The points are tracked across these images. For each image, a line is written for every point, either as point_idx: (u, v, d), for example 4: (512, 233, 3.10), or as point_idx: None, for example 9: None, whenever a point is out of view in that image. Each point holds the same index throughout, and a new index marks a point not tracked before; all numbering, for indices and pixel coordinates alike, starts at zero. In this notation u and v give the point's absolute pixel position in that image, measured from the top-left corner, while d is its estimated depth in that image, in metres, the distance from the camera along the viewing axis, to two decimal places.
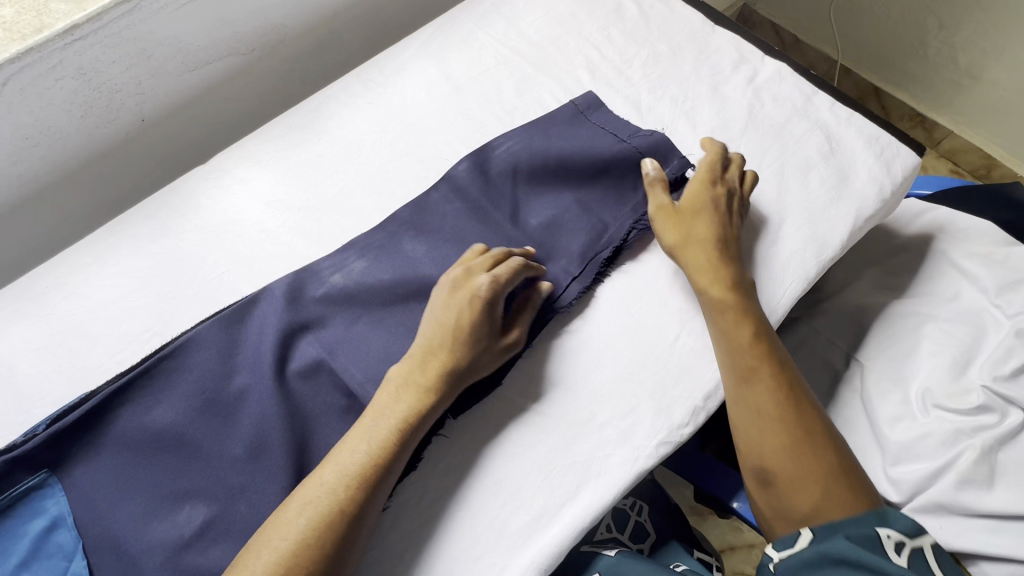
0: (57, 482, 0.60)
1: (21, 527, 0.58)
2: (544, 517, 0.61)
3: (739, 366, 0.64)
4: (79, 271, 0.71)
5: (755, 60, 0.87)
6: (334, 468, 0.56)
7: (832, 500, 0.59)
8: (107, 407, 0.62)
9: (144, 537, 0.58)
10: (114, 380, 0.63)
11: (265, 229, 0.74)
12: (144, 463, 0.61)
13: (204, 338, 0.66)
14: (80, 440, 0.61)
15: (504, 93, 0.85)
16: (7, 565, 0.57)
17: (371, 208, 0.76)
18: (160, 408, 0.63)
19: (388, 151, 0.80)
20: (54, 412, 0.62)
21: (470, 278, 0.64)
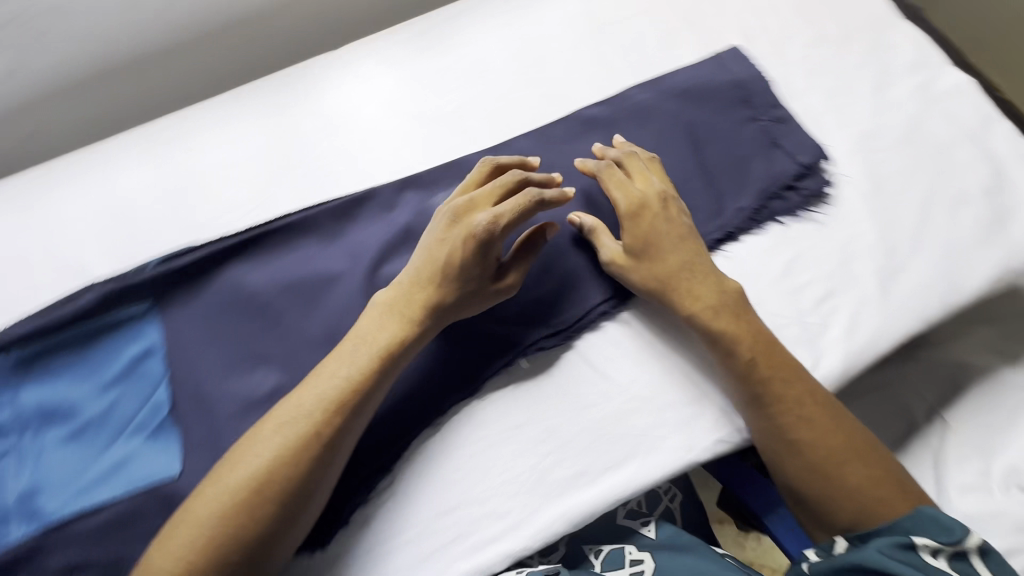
0: (156, 317, 0.64)
1: (119, 348, 0.63)
2: (585, 477, 0.61)
3: (751, 388, 0.60)
4: (202, 130, 0.74)
5: (934, 67, 0.77)
6: (283, 409, 0.55)
7: (873, 506, 0.56)
8: (213, 259, 0.66)
9: (221, 385, 0.62)
10: (226, 237, 0.66)
11: (377, 129, 0.74)
12: (231, 320, 0.65)
13: (307, 220, 0.68)
14: (183, 284, 0.65)
15: (646, 44, 0.79)
16: (101, 377, 0.62)
17: (484, 133, 0.74)
18: (254, 275, 0.66)
19: (513, 79, 0.77)
20: (164, 254, 0.66)
21: (467, 210, 0.62)
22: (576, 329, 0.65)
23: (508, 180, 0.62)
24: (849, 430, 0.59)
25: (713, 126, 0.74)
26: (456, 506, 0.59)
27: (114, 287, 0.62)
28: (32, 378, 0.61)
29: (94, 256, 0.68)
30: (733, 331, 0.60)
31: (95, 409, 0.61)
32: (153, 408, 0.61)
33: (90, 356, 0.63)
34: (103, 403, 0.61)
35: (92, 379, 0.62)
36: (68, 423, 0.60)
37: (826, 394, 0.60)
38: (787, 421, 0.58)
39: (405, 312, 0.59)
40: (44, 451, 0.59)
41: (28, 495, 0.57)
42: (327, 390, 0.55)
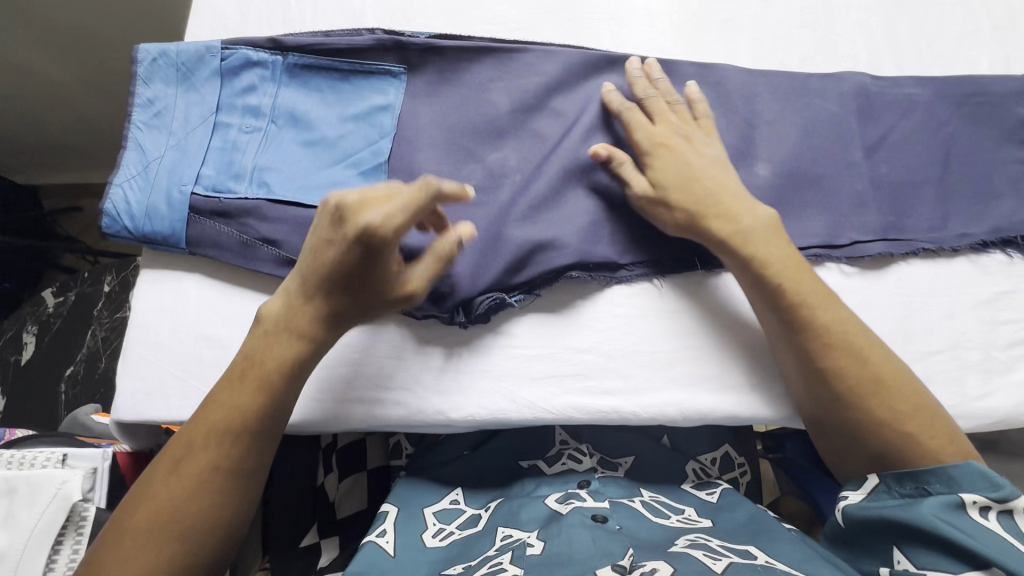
0: (404, 80, 0.70)
1: (367, 92, 0.70)
2: (712, 383, 0.62)
3: (782, 307, 0.57)
4: None
5: None
6: (288, 309, 0.55)
7: (901, 445, 0.53)
8: (471, 53, 0.70)
9: (433, 162, 0.68)
10: (487, 42, 0.71)
11: (650, 6, 0.75)
12: (463, 110, 0.69)
13: (561, 55, 0.71)
14: (437, 63, 0.70)
15: (942, 35, 0.75)
16: (345, 110, 0.70)
17: (745, 52, 0.75)
18: (495, 81, 0.70)
19: (795, 15, 0.76)
20: (432, 32, 0.72)
21: (361, 207, 0.51)
22: None
23: (413, 199, 0.50)
24: (877, 363, 0.55)
25: (973, 139, 0.71)
26: (590, 349, 0.63)
27: (390, 38, 0.69)
28: (293, 83, 0.70)
29: (371, 11, 0.75)
30: (773, 260, 0.59)
31: (332, 133, 0.69)
32: (375, 152, 0.68)
33: (343, 88, 0.70)
34: (339, 130, 0.69)
35: (338, 108, 0.70)
36: (307, 133, 0.69)
37: (832, 303, 0.58)
38: (815, 349, 0.56)
39: (351, 272, 0.53)
40: (282, 145, 0.68)
41: (259, 170, 0.65)
42: (320, 289, 0.54)
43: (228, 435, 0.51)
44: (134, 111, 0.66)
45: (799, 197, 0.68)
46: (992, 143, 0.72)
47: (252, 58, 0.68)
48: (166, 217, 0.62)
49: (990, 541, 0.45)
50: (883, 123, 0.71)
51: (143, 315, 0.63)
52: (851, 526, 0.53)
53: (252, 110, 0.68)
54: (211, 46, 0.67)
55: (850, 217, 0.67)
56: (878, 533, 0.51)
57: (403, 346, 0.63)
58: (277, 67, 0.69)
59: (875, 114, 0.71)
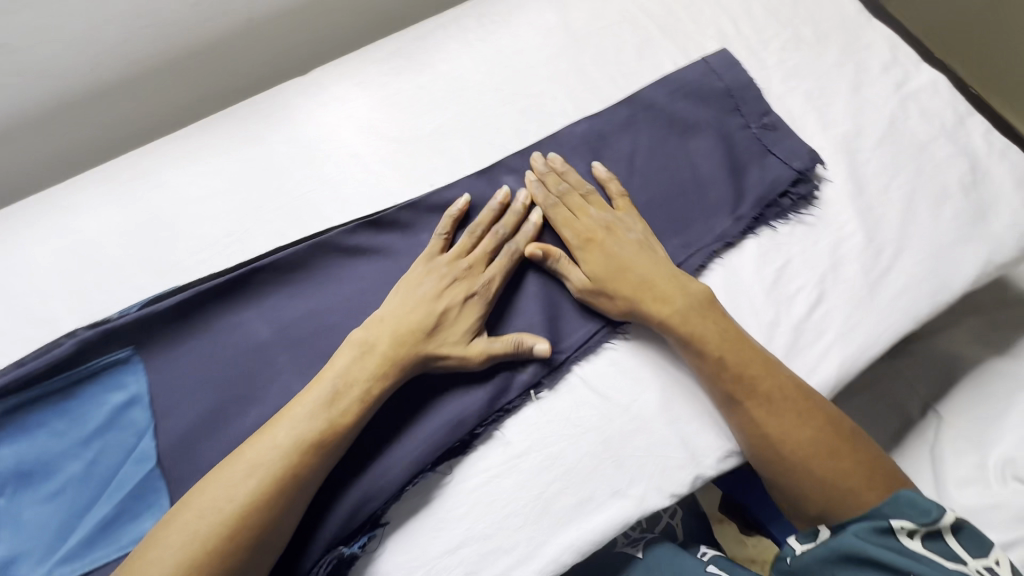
0: (139, 362, 0.62)
1: (102, 396, 0.61)
2: (593, 503, 0.59)
3: (727, 391, 0.60)
4: (171, 163, 0.70)
5: (909, 64, 0.78)
6: (331, 382, 0.57)
7: (842, 496, 0.56)
8: (204, 299, 0.63)
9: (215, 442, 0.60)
10: (221, 277, 0.63)
11: (356, 155, 0.71)
12: (221, 364, 0.62)
13: (299, 260, 0.66)
14: (168, 327, 0.62)
15: (624, 54, 0.78)
16: (83, 430, 0.60)
17: (466, 153, 0.73)
18: (243, 319, 0.64)
19: (493, 96, 0.75)
20: (146, 297, 0.63)
21: (470, 273, 0.64)
22: (575, 355, 0.64)
23: (486, 216, 0.66)
24: (828, 440, 0.58)
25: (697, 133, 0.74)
26: (464, 543, 0.57)
27: (95, 333, 0.60)
28: (5, 435, 0.59)
29: (61, 306, 0.64)
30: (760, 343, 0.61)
31: (79, 463, 0.59)
32: (139, 459, 0.59)
33: (70, 405, 0.60)
34: (86, 457, 0.59)
35: (74, 432, 0.60)
36: (48, 481, 0.58)
37: (773, 374, 0.60)
38: (755, 415, 0.59)
39: (417, 316, 0.61)
40: (23, 513, 0.57)
41: (8, 565, 0.55)
42: (385, 346, 0.59)
43: (228, 503, 0.50)
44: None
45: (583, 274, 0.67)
46: (719, 122, 0.75)
47: None
48: None
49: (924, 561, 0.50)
50: (623, 162, 0.73)
51: None
52: (800, 568, 0.55)
53: None
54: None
55: None
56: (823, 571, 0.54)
57: None
58: None
59: (612, 158, 0.73)
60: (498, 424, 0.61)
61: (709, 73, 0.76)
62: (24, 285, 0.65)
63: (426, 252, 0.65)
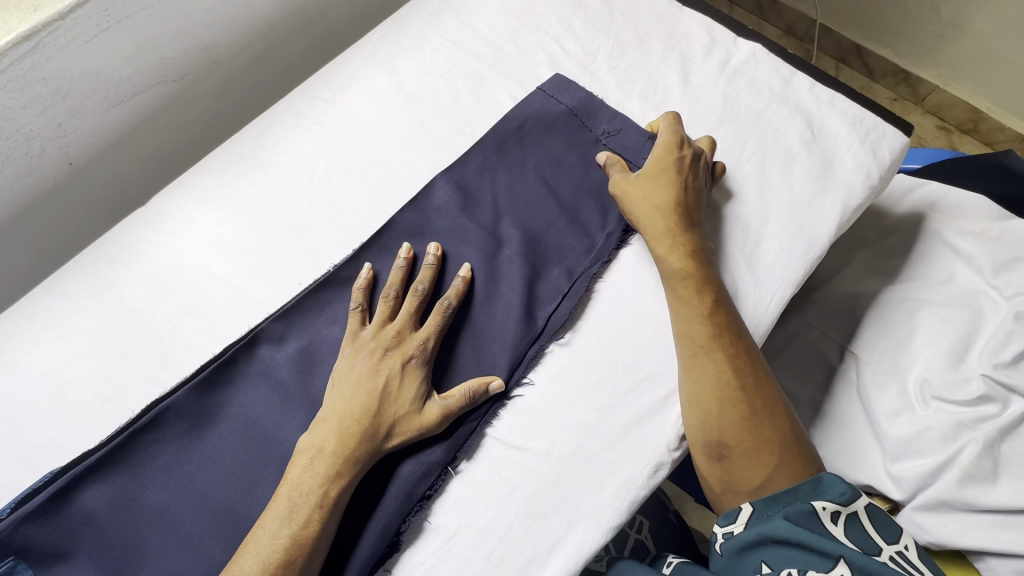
0: (28, 569, 0.56)
1: None
2: (535, 563, 0.58)
3: (693, 341, 0.62)
4: (19, 338, 0.66)
5: (727, 42, 0.81)
6: (289, 497, 0.55)
7: (776, 468, 0.59)
8: (85, 482, 0.58)
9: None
10: (100, 453, 0.59)
11: (215, 275, 0.69)
12: (122, 540, 0.58)
13: (182, 404, 0.61)
14: (51, 520, 0.57)
15: (462, 100, 0.79)
16: None
17: (329, 241, 0.71)
18: (137, 484, 0.59)
19: (342, 176, 0.74)
20: (20, 493, 0.58)
21: (400, 340, 0.62)
22: (488, 413, 0.63)
23: (397, 277, 0.65)
24: (774, 409, 0.61)
25: (550, 160, 0.75)
26: None
27: None
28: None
29: None
30: (711, 317, 0.63)
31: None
32: None
33: None
34: None
35: None
36: None
37: (728, 355, 0.61)
38: (711, 374, 0.61)
39: (359, 400, 0.59)
40: None
41: None
42: (333, 443, 0.57)
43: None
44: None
45: (476, 329, 0.66)
46: (570, 145, 0.76)
47: None
48: None
49: (841, 542, 0.54)
50: (489, 206, 0.73)
51: None
52: (729, 553, 0.58)
53: None
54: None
55: (531, 306, 0.67)
56: (749, 553, 0.56)
57: None
58: None
59: (478, 206, 0.73)
60: (424, 511, 0.59)
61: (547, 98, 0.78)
62: None
63: (355, 325, 0.64)
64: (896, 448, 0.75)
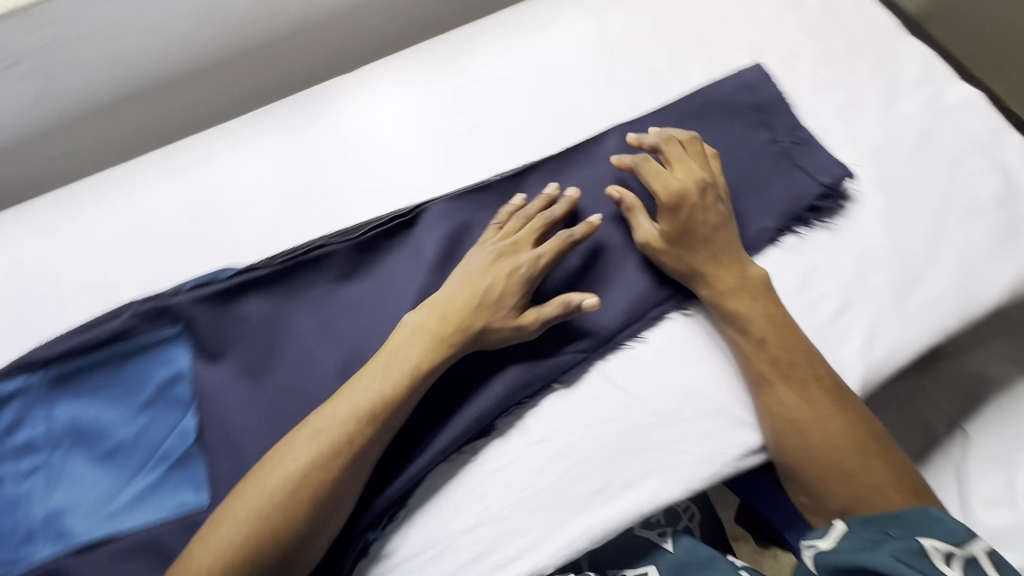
0: (185, 342, 0.64)
1: (151, 368, 0.63)
2: (608, 492, 0.60)
3: (755, 372, 0.62)
4: (224, 150, 0.75)
5: (943, 81, 0.78)
6: (386, 360, 0.58)
7: (860, 495, 0.56)
8: (248, 286, 0.65)
9: (247, 424, 0.61)
10: (265, 267, 0.66)
11: (394, 149, 0.75)
12: (260, 346, 0.64)
13: (340, 251, 0.68)
14: (213, 308, 0.64)
15: (656, 62, 0.81)
16: (135, 398, 0.62)
17: (500, 152, 0.76)
18: (284, 305, 0.66)
19: (526, 98, 0.78)
20: (197, 278, 0.66)
21: (516, 250, 0.64)
22: (600, 351, 0.65)
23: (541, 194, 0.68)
24: (852, 432, 0.58)
25: (726, 138, 0.75)
26: (481, 523, 0.59)
27: (150, 307, 0.63)
28: (64, 395, 0.62)
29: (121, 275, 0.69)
30: (777, 350, 0.61)
31: (124, 431, 0.61)
32: (182, 433, 0.61)
33: (123, 375, 0.63)
34: (135, 426, 0.61)
35: (125, 400, 0.62)
36: (99, 446, 0.60)
37: (802, 381, 0.60)
38: (782, 402, 0.60)
39: (453, 301, 0.61)
40: (72, 472, 0.59)
41: (54, 517, 0.57)
42: (434, 324, 0.60)
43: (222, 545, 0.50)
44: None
45: (611, 271, 0.68)
46: (755, 129, 0.75)
47: (4, 394, 0.61)
48: None
49: None
50: None
51: None
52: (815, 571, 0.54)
53: (26, 448, 0.60)
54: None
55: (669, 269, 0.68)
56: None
57: None
58: (38, 389, 0.62)
59: (645, 162, 0.74)
60: (516, 413, 0.63)
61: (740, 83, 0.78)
62: (91, 257, 0.70)
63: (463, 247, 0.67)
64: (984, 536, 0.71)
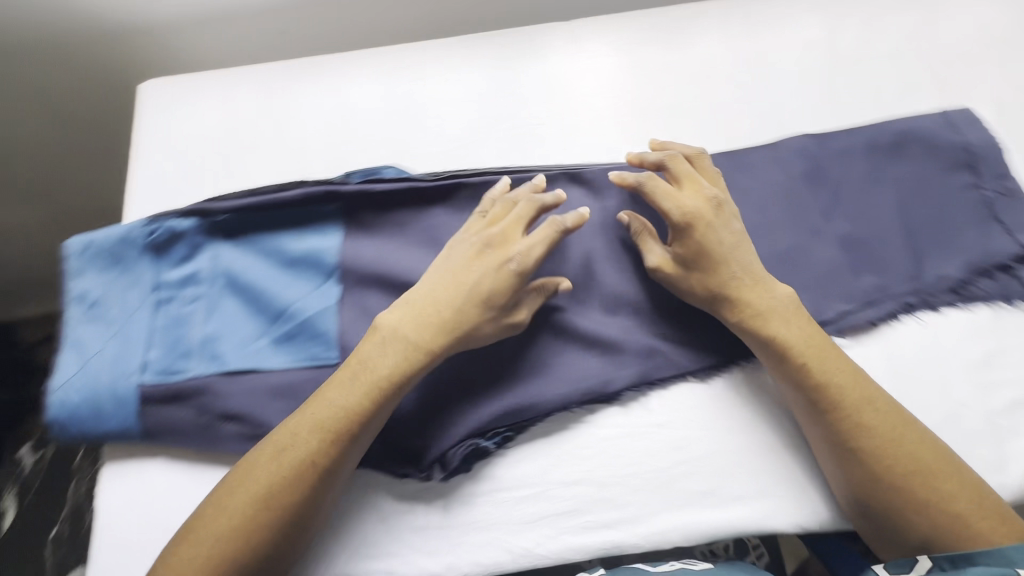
0: (339, 225, 0.68)
1: (306, 237, 0.68)
2: (712, 497, 0.59)
3: (824, 408, 0.55)
4: (433, 62, 0.78)
5: None
6: (375, 349, 0.57)
7: (964, 538, 0.51)
8: (409, 195, 0.69)
9: (388, 314, 0.65)
10: (426, 183, 0.68)
11: (590, 104, 0.75)
12: (411, 247, 0.68)
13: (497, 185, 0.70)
14: (372, 203, 0.68)
15: (882, 88, 0.75)
16: (284, 259, 0.67)
17: (693, 134, 0.74)
18: (434, 214, 0.69)
19: (734, 88, 0.76)
20: (362, 172, 0.70)
21: (504, 241, 0.60)
22: (744, 356, 0.63)
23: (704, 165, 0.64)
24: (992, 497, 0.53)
25: (936, 187, 0.69)
26: (582, 481, 0.59)
27: (320, 188, 0.67)
28: (227, 242, 0.67)
29: (316, 150, 0.74)
30: (826, 369, 0.56)
31: (275, 283, 0.66)
32: (325, 296, 0.66)
33: (279, 237, 0.68)
34: (286, 282, 0.66)
35: (277, 257, 0.67)
36: (250, 292, 0.65)
37: (819, 364, 0.56)
38: (851, 431, 0.54)
39: (478, 301, 0.57)
40: (226, 309, 0.65)
41: (208, 341, 0.63)
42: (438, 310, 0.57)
43: (280, 478, 0.52)
44: (69, 308, 0.64)
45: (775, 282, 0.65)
46: (981, 192, 0.69)
47: (174, 229, 0.66)
48: (113, 416, 0.60)
49: None
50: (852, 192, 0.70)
51: (108, 512, 0.60)
52: None
53: (188, 278, 0.66)
54: (133, 228, 0.66)
55: (833, 291, 0.65)
56: None
57: (386, 508, 0.59)
58: (197, 233, 0.66)
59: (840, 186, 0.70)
60: (643, 392, 0.62)
61: (947, 127, 0.72)
62: (293, 124, 0.76)
63: (518, 227, 0.60)
64: None
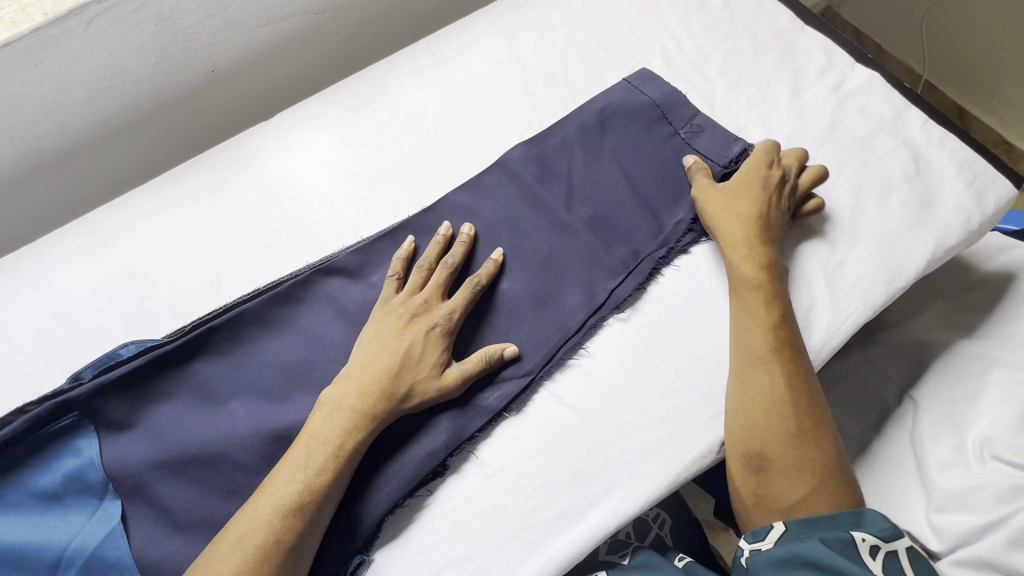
0: (92, 431, 0.60)
1: (56, 463, 0.59)
2: (569, 516, 0.60)
3: (754, 352, 0.62)
4: (142, 214, 0.72)
5: (844, 66, 0.82)
6: (307, 446, 0.56)
7: (818, 488, 0.58)
8: (159, 366, 0.62)
9: (183, 501, 0.59)
10: (172, 345, 0.62)
11: (319, 193, 0.74)
12: (184, 417, 0.62)
13: (250, 310, 0.65)
14: (121, 391, 0.61)
15: (572, 77, 0.82)
16: (38, 500, 0.58)
17: (427, 184, 0.75)
18: (198, 371, 0.63)
19: (448, 126, 0.78)
20: (97, 361, 0.62)
21: (428, 307, 0.64)
22: (544, 372, 0.65)
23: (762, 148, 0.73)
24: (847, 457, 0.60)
25: (646, 145, 0.76)
26: (445, 565, 0.58)
27: (50, 404, 0.58)
28: None
29: (41, 359, 0.65)
30: (778, 332, 0.63)
31: (34, 535, 0.56)
32: (103, 518, 0.58)
33: (23, 477, 0.58)
34: (48, 524, 0.57)
35: (28, 501, 0.58)
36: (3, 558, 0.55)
37: (765, 310, 0.64)
38: (775, 386, 0.60)
39: (392, 366, 0.60)
40: None
41: None
42: (353, 400, 0.58)
43: None
44: None
45: (544, 290, 0.68)
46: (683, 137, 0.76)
47: None
48: None
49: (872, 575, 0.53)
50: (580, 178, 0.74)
51: None
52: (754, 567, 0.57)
53: None
54: None
55: (595, 275, 0.69)
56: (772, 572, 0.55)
57: None
58: None
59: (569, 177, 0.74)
60: (468, 450, 0.62)
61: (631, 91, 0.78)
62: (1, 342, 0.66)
63: (436, 287, 0.65)
64: (941, 502, 0.69)
